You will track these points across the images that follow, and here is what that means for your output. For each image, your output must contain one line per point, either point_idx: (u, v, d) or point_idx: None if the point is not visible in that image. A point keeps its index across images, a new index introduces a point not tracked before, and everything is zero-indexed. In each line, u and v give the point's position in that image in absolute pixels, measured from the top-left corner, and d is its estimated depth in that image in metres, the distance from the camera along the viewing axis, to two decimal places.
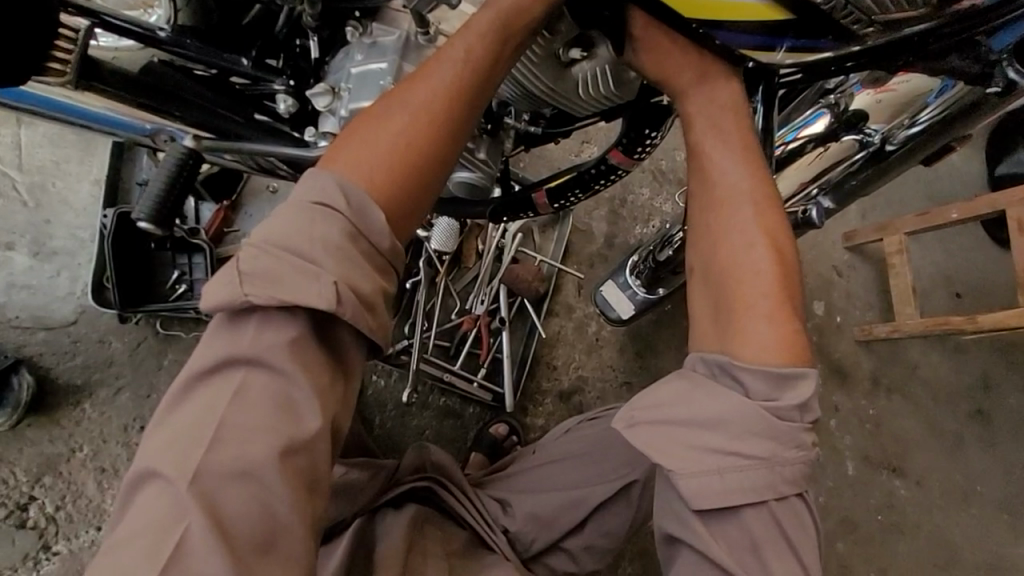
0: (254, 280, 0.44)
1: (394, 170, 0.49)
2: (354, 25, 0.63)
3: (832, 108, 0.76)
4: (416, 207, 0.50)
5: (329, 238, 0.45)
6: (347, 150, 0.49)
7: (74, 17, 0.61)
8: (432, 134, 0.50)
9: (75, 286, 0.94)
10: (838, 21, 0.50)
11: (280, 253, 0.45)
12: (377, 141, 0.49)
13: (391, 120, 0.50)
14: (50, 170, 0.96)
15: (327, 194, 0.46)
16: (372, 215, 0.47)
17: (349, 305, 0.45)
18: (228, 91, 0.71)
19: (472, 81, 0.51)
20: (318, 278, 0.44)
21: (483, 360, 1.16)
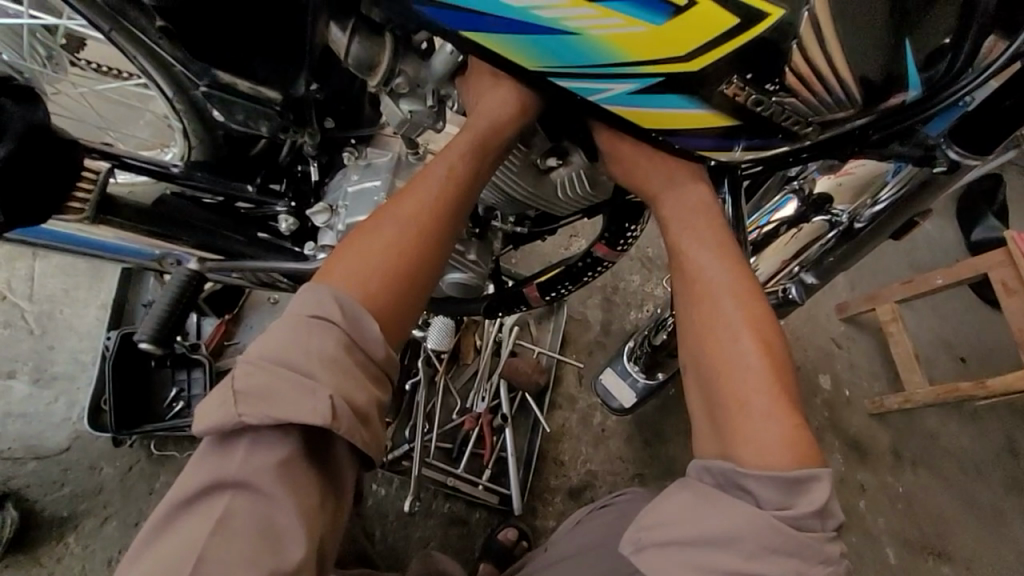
0: (248, 398, 0.44)
1: (385, 282, 0.51)
2: (351, 151, 0.70)
3: (798, 193, 0.83)
4: (409, 313, 0.53)
5: (324, 351, 0.46)
6: (341, 262, 0.52)
7: (98, 161, 0.66)
8: (422, 241, 0.53)
9: (72, 411, 0.93)
10: (781, 123, 0.54)
11: (276, 368, 0.45)
12: (368, 253, 0.52)
13: (381, 234, 0.53)
14: (59, 298, 0.98)
15: (322, 308, 0.48)
16: (367, 325, 0.49)
17: (345, 418, 0.45)
18: (233, 215, 0.76)
19: (463, 188, 0.55)
20: (314, 393, 0.45)
21: (487, 461, 1.12)
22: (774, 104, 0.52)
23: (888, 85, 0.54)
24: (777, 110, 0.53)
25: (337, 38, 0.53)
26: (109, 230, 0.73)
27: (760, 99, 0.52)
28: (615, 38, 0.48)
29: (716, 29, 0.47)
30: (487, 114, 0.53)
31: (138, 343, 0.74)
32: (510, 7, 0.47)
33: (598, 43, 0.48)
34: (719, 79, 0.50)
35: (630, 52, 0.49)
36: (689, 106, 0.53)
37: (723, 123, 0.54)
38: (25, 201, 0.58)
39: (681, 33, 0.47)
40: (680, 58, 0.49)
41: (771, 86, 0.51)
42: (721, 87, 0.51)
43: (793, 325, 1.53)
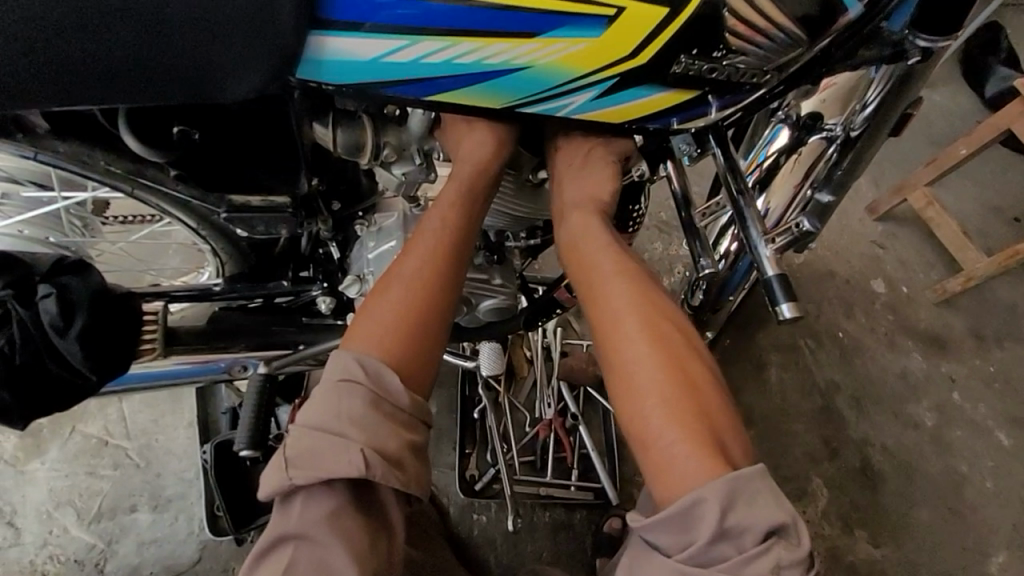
0: (296, 465, 0.51)
1: (399, 336, 0.56)
2: (362, 222, 0.75)
3: (786, 121, 0.85)
4: (427, 366, 0.57)
5: (354, 411, 0.52)
6: (359, 325, 0.57)
7: (154, 302, 0.74)
8: (427, 292, 0.58)
9: (194, 524, 0.98)
10: (740, 79, 0.57)
11: (319, 434, 0.52)
12: (381, 314, 0.57)
13: (391, 297, 0.57)
14: (151, 428, 1.04)
15: (349, 369, 0.53)
16: (389, 380, 0.53)
17: (378, 466, 0.51)
18: (276, 309, 0.83)
19: (455, 243, 0.60)
20: (349, 449, 0.50)
21: (572, 462, 1.14)
22: (726, 65, 0.54)
23: (826, 14, 0.53)
24: (732, 70, 0.55)
25: (323, 135, 0.58)
26: (173, 359, 0.77)
27: (711, 66, 0.54)
28: (564, 60, 0.51)
29: (654, 22, 0.49)
30: (469, 160, 0.58)
31: (240, 453, 0.76)
32: (463, 64, 0.50)
33: (549, 69, 0.51)
34: (669, 63, 0.53)
35: (581, 66, 0.51)
36: (650, 93, 0.56)
37: (686, 97, 0.57)
38: (107, 355, 0.65)
39: (623, 37, 0.50)
40: (628, 57, 0.51)
41: (718, 53, 0.53)
42: (673, 68, 0.53)
43: (828, 240, 1.51)
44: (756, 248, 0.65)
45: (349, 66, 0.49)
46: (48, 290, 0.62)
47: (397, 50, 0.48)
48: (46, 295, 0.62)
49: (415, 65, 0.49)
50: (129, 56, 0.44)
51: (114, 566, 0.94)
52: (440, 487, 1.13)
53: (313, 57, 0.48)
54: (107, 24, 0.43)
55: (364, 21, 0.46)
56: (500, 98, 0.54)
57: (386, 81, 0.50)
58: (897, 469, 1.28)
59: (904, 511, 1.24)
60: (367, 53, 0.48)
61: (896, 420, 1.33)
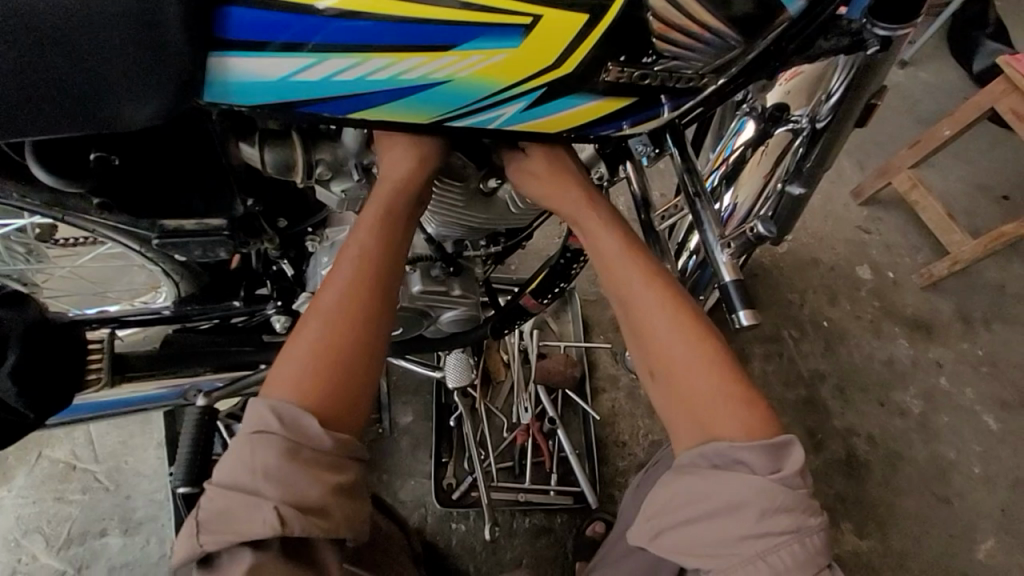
0: (209, 529, 0.49)
1: (319, 375, 0.53)
2: (312, 239, 0.74)
3: (751, 113, 0.82)
4: (356, 403, 0.55)
5: (267, 467, 0.49)
6: (279, 366, 0.54)
7: (99, 329, 0.72)
8: (351, 321, 0.55)
9: (166, 546, 0.96)
10: (680, 83, 0.54)
11: (232, 493, 0.50)
12: (300, 355, 0.54)
13: (311, 331, 0.55)
14: (120, 450, 1.02)
15: (263, 421, 0.51)
16: (306, 423, 0.51)
17: (293, 520, 0.48)
18: (233, 330, 0.81)
19: (378, 264, 0.57)
20: (261, 507, 0.48)
21: (550, 466, 1.14)
22: (658, 71, 0.52)
23: (763, 12, 0.49)
24: (666, 74, 0.52)
25: (250, 155, 0.56)
26: (127, 386, 0.77)
27: (644, 72, 0.52)
28: (484, 72, 0.48)
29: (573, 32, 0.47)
30: (387, 180, 0.56)
31: (176, 492, 0.71)
32: (376, 80, 0.47)
33: (470, 82, 0.48)
34: (597, 71, 0.50)
35: (506, 77, 0.49)
36: (583, 102, 0.53)
37: (625, 103, 0.54)
38: (48, 388, 0.63)
39: (544, 44, 0.47)
40: (552, 67, 0.49)
41: (648, 59, 0.51)
42: (602, 76, 0.51)
43: (811, 227, 1.48)
44: (714, 252, 0.63)
45: (256, 87, 0.46)
46: None
47: (305, 69, 0.46)
48: None
49: (327, 85, 0.47)
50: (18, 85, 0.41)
51: None
52: (419, 497, 1.11)
53: (216, 80, 0.45)
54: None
55: (267, 42, 0.44)
56: (425, 114, 0.51)
57: (299, 100, 0.48)
58: (884, 457, 1.27)
59: (890, 500, 1.23)
60: (273, 73, 0.45)
61: (882, 409, 1.32)
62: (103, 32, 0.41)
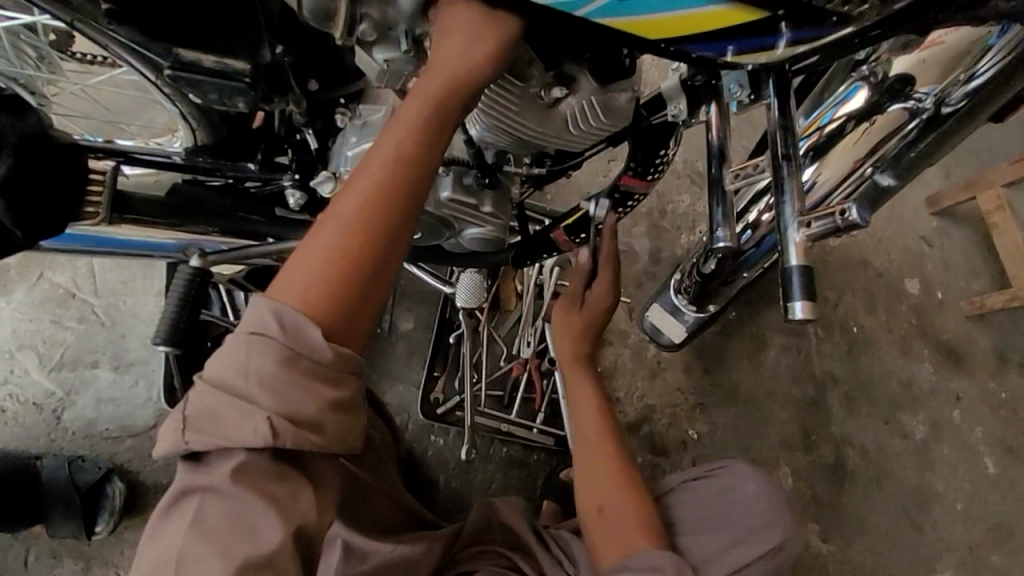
0: (196, 425, 0.46)
1: (328, 284, 0.48)
2: (343, 112, 0.67)
3: (868, 79, 0.70)
4: (366, 317, 0.50)
5: (263, 372, 0.46)
6: (287, 267, 0.49)
7: (103, 160, 0.67)
8: (372, 229, 0.49)
9: (152, 391, 0.97)
10: (818, 7, 0.47)
11: (222, 394, 0.47)
12: (311, 258, 0.49)
13: (326, 234, 0.49)
14: (120, 290, 1.01)
15: (261, 324, 0.47)
16: (310, 334, 0.47)
17: (286, 434, 0.45)
18: (244, 195, 0.75)
19: (412, 168, 0.50)
20: (254, 416, 0.46)
21: (539, 405, 1.12)
22: None
23: None
24: None
25: None
26: (126, 229, 0.74)
27: None
28: None
29: None
30: (439, 75, 0.49)
31: (155, 348, 0.76)
32: None
33: None
34: None
35: None
36: (702, 3, 0.45)
37: (748, 17, 0.47)
38: (40, 210, 0.59)
39: None
40: None
41: None
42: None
43: (874, 225, 1.36)
44: (786, 230, 0.55)
45: None
46: None
47: None
48: None
49: None
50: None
51: (72, 417, 0.95)
52: (404, 403, 1.11)
53: None
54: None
55: None
56: None
57: None
58: (870, 473, 1.24)
59: (864, 515, 1.22)
60: None
61: (885, 427, 1.27)
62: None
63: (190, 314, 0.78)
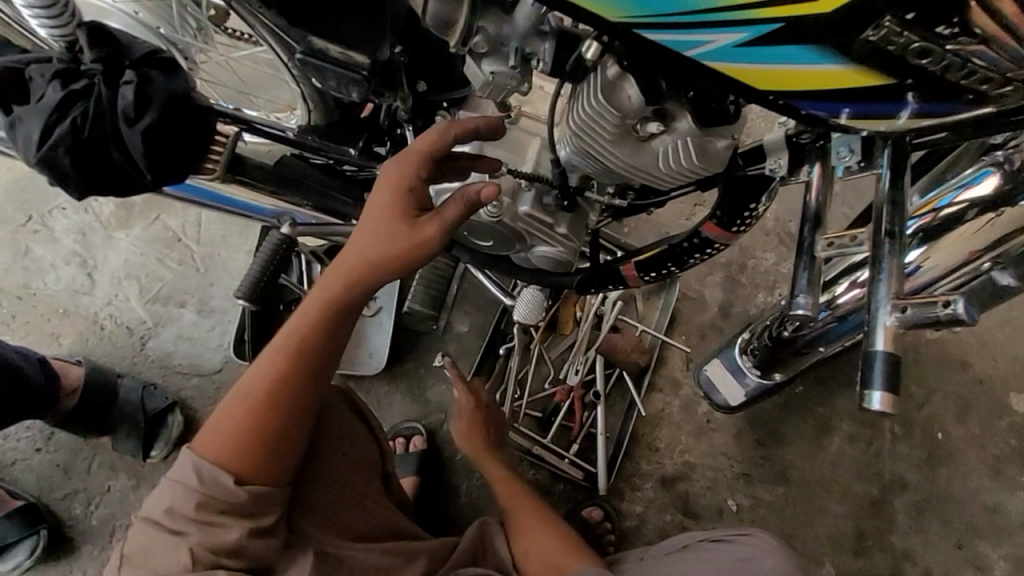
0: (135, 545, 0.69)
1: (236, 442, 0.68)
2: (443, 115, 0.70)
3: (1000, 166, 0.64)
4: (281, 452, 0.70)
5: (183, 511, 0.67)
6: (204, 429, 0.70)
7: (228, 126, 0.74)
8: (267, 398, 0.69)
9: (224, 339, 1.06)
10: (956, 82, 0.43)
11: (152, 526, 0.69)
12: (224, 421, 0.69)
13: (227, 412, 0.69)
14: (218, 242, 1.11)
15: (186, 475, 0.68)
16: (222, 479, 0.67)
17: (202, 552, 0.67)
18: (339, 176, 0.80)
19: (286, 354, 0.68)
20: (179, 542, 0.67)
21: (575, 435, 1.11)
22: (950, 52, 0.41)
23: None
24: (954, 62, 0.42)
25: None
26: (235, 189, 0.81)
27: (930, 49, 0.41)
28: None
29: None
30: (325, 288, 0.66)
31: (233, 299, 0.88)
32: None
33: None
34: (863, 25, 0.40)
35: None
36: (814, 61, 0.43)
37: (876, 82, 0.44)
38: (170, 160, 0.65)
39: None
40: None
41: (947, 28, 0.41)
42: (866, 34, 0.40)
43: (984, 326, 1.21)
44: (876, 311, 0.51)
45: None
46: (131, 78, 0.61)
47: None
48: (127, 81, 0.61)
49: None
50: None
51: (155, 346, 1.05)
52: (444, 403, 1.13)
53: None
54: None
55: None
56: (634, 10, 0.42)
57: None
58: None
59: None
60: None
61: (956, 552, 1.13)
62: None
63: (266, 278, 0.90)
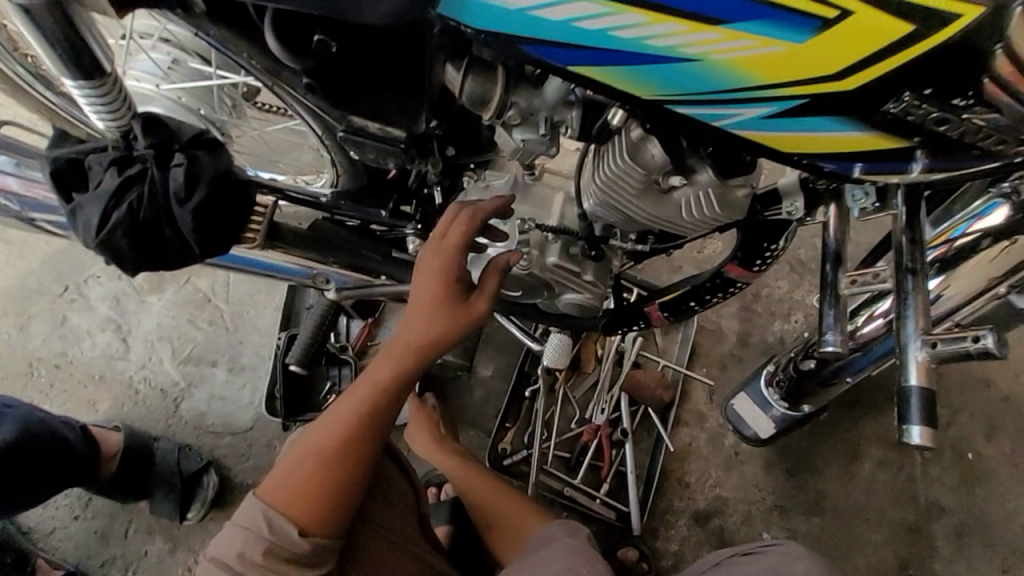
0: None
1: (304, 498, 0.68)
2: (471, 175, 0.75)
3: (1009, 198, 0.64)
4: (338, 519, 0.69)
5: (252, 558, 0.67)
6: (270, 480, 0.69)
7: (266, 196, 0.77)
8: (337, 457, 0.68)
9: (255, 397, 1.07)
10: (977, 142, 0.45)
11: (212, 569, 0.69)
12: (292, 475, 0.68)
13: (298, 467, 0.68)
14: (246, 300, 1.14)
15: (253, 521, 0.67)
16: (288, 532, 0.67)
17: None
18: (370, 235, 0.84)
19: (364, 417, 0.68)
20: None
21: (606, 475, 1.10)
22: (964, 120, 0.43)
23: None
24: (969, 127, 0.43)
25: (452, 78, 0.53)
26: (272, 254, 0.84)
27: (944, 117, 0.43)
28: (742, 61, 0.42)
29: (887, 39, 0.39)
30: (403, 346, 0.67)
31: (290, 364, 0.97)
32: (618, 38, 0.42)
33: (725, 68, 0.42)
34: (884, 97, 0.42)
35: (763, 74, 0.42)
36: (825, 127, 0.45)
37: (890, 143, 0.46)
38: (214, 234, 0.69)
39: (840, 48, 0.40)
40: (833, 77, 0.42)
41: (963, 101, 0.42)
42: (886, 105, 0.43)
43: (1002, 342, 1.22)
44: (907, 348, 0.53)
45: (500, 14, 0.42)
46: (180, 160, 0.65)
47: (553, 6, 0.41)
48: (177, 164, 0.65)
49: (569, 29, 0.42)
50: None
51: (187, 407, 1.07)
52: (473, 448, 1.14)
53: None
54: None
55: None
56: (652, 87, 0.45)
57: (533, 37, 0.43)
58: None
59: None
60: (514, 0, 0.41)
61: None
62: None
63: (318, 342, 0.96)
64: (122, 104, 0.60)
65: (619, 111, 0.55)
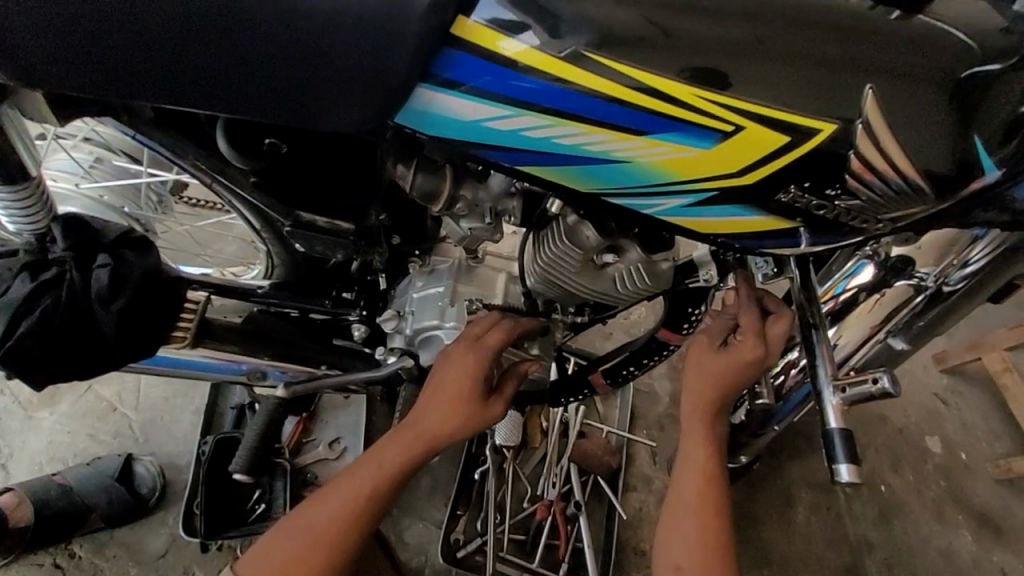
0: None
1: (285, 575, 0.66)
2: (415, 261, 0.76)
3: (873, 258, 0.77)
4: None
5: None
6: (255, 552, 0.68)
7: (198, 292, 0.73)
8: (327, 538, 0.67)
9: (169, 516, 0.95)
10: (846, 221, 0.55)
11: None
12: (278, 549, 0.67)
13: (288, 542, 0.67)
14: (160, 406, 1.03)
15: None
16: None
17: None
18: (309, 325, 0.82)
19: (364, 499, 0.69)
20: None
21: (563, 553, 1.07)
22: (834, 205, 0.53)
23: (960, 175, 0.52)
24: (839, 210, 0.53)
25: (401, 175, 0.57)
26: (194, 351, 0.77)
27: (821, 203, 0.53)
28: (659, 162, 0.49)
29: (767, 146, 0.48)
30: (415, 432, 0.70)
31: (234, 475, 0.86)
32: (555, 143, 0.48)
33: (648, 168, 0.50)
34: (774, 189, 0.51)
35: (677, 171, 0.50)
36: (731, 213, 0.54)
37: (782, 224, 0.55)
38: (141, 334, 0.64)
39: (732, 153, 0.49)
40: (734, 174, 0.50)
41: (832, 191, 0.52)
42: (779, 195, 0.52)
43: None
44: (823, 393, 0.60)
45: (448, 123, 0.47)
46: (105, 260, 0.61)
47: (498, 118, 0.47)
48: (101, 265, 0.61)
49: (511, 135, 0.48)
50: (233, 66, 0.43)
51: (83, 539, 0.92)
52: (423, 544, 1.07)
53: (414, 107, 0.46)
54: (216, 25, 0.41)
55: (461, 81, 0.45)
56: (587, 182, 0.52)
57: (485, 144, 0.49)
58: None
59: None
60: (466, 113, 0.46)
61: None
62: (330, 33, 0.42)
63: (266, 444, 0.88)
64: (45, 207, 0.57)
65: (556, 201, 0.62)
